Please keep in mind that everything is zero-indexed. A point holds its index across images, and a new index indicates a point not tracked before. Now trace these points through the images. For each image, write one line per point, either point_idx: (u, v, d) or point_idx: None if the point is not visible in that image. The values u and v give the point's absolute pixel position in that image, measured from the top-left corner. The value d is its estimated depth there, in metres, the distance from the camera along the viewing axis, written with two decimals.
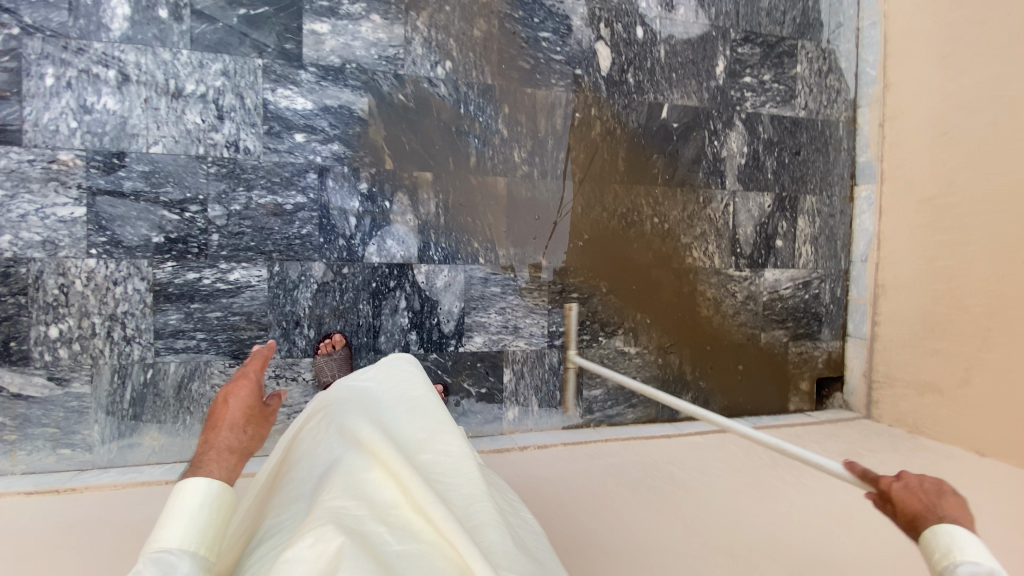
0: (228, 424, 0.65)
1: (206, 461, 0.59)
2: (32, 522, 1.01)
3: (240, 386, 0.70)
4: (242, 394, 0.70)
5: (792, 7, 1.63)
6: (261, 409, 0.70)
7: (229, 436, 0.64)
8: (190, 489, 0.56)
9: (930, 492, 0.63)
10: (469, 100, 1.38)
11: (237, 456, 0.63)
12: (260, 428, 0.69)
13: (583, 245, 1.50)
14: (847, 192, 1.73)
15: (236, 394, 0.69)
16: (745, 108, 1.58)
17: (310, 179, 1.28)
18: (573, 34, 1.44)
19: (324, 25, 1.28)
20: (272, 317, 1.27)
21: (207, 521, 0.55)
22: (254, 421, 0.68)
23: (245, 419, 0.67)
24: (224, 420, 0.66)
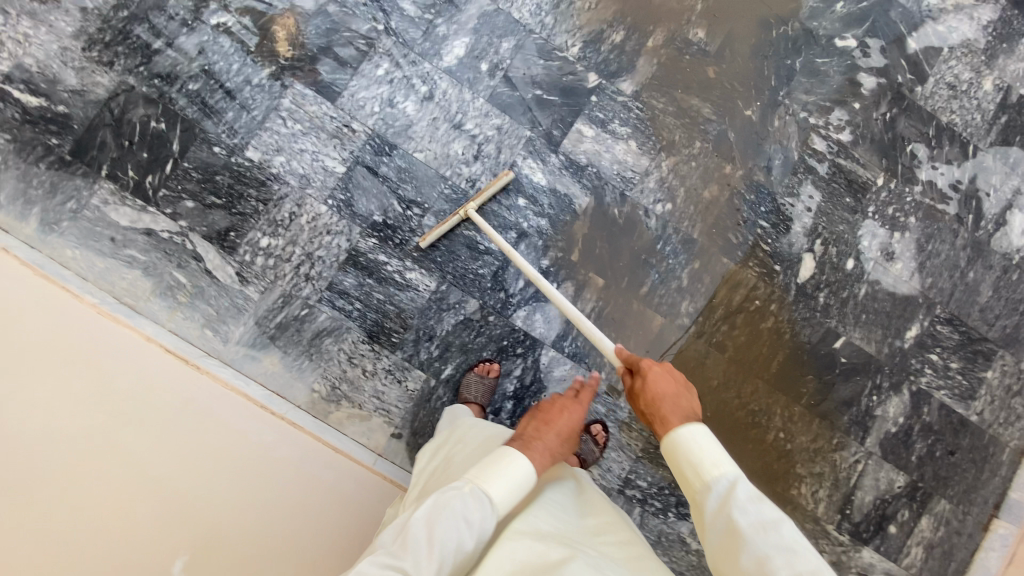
0: (555, 430, 1.00)
1: (534, 447, 0.95)
2: (166, 377, 1.14)
3: (573, 406, 1.06)
4: (571, 416, 1.04)
5: (1008, 315, 1.58)
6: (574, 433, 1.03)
7: (552, 440, 0.98)
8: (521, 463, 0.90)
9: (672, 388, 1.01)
10: (669, 241, 1.49)
11: (546, 456, 0.95)
12: (568, 445, 1.02)
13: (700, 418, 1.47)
14: (983, 520, 1.55)
15: (567, 413, 1.04)
16: (918, 381, 1.53)
17: (509, 236, 1.44)
18: (789, 235, 1.51)
19: (591, 131, 1.47)
20: (416, 322, 1.40)
21: (516, 486, 0.88)
22: (568, 437, 1.01)
23: (566, 434, 1.01)
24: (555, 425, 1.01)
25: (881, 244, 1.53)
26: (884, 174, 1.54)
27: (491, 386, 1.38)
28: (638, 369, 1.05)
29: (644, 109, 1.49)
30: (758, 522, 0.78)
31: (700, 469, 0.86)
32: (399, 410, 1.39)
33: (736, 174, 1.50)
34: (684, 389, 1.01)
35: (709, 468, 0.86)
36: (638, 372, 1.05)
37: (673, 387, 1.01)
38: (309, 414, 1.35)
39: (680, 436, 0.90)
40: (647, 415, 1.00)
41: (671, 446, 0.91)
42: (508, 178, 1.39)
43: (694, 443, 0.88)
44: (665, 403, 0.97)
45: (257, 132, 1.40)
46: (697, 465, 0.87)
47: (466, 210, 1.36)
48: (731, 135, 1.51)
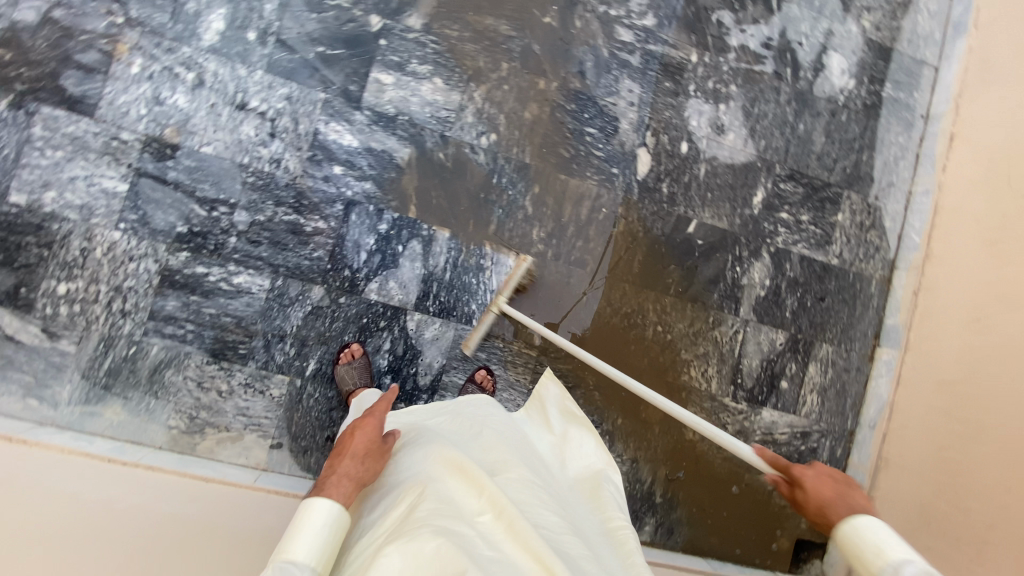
0: (352, 454, 0.87)
1: (328, 485, 0.81)
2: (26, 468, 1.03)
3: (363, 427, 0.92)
4: (365, 433, 0.91)
5: (845, 157, 1.63)
6: (378, 443, 0.91)
7: (350, 465, 0.85)
8: (324, 506, 0.76)
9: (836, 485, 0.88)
10: (503, 172, 1.43)
11: (350, 481, 0.82)
12: (377, 461, 0.88)
13: (583, 336, 1.49)
14: (868, 351, 1.64)
15: (363, 430, 0.92)
16: (775, 242, 1.58)
17: (335, 210, 1.34)
18: (618, 135, 1.50)
19: (390, 77, 1.37)
20: (260, 327, 1.31)
21: (330, 535, 0.75)
22: (371, 454, 0.88)
23: (365, 452, 0.88)
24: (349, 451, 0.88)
25: (709, 120, 1.54)
26: (696, 50, 1.53)
27: (364, 366, 1.31)
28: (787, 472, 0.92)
29: (440, 40, 1.39)
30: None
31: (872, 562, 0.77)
32: (270, 420, 1.31)
33: (552, 87, 1.46)
34: (837, 480, 0.89)
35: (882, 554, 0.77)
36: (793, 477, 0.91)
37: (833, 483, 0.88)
38: (173, 452, 1.26)
39: (853, 532, 0.80)
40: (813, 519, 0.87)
41: (853, 549, 0.80)
42: (528, 264, 1.37)
43: (868, 536, 0.79)
44: (831, 503, 0.86)
45: (13, 172, 1.22)
46: (870, 553, 0.78)
47: (498, 305, 1.38)
48: (536, 47, 1.45)
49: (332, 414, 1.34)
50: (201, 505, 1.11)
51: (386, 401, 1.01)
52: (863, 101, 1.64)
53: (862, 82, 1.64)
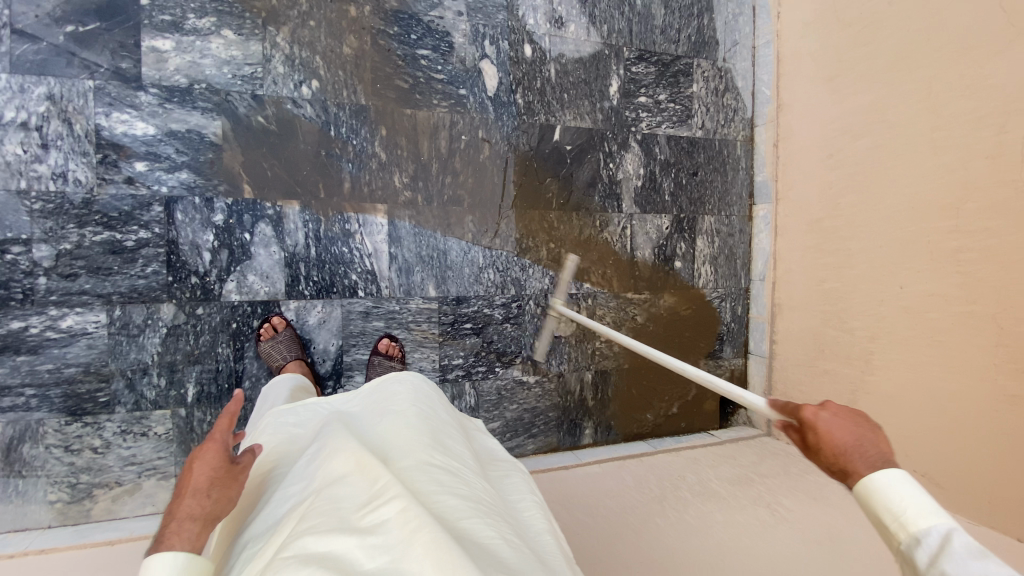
0: (192, 490, 0.65)
1: (168, 536, 0.61)
2: None
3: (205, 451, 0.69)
4: (209, 456, 0.68)
5: (687, 25, 1.60)
6: (229, 469, 0.69)
7: (191, 504, 0.64)
8: (159, 564, 0.58)
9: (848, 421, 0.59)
10: (341, 122, 1.28)
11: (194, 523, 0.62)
12: (229, 488, 0.68)
13: (493, 275, 1.46)
14: (745, 212, 1.73)
15: (201, 460, 0.68)
16: (640, 129, 1.56)
17: (155, 213, 1.15)
18: (455, 52, 1.37)
19: (167, 42, 1.14)
20: (115, 367, 1.15)
21: None
22: (221, 482, 0.67)
23: (211, 482, 0.66)
24: (189, 487, 0.67)
25: (546, 15, 1.44)
26: None
27: (291, 338, 1.23)
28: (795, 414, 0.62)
29: None
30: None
31: (897, 529, 0.51)
32: (165, 458, 1.19)
33: (366, 13, 1.28)
34: (856, 416, 0.59)
35: (905, 522, 0.51)
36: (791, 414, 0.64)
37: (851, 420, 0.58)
38: (66, 526, 1.14)
39: (868, 490, 0.53)
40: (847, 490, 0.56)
41: (871, 515, 0.54)
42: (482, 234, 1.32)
43: (886, 494, 0.52)
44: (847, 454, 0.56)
45: None
46: (891, 520, 0.51)
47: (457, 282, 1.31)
48: None
49: None
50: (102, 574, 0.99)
51: (229, 415, 0.75)
52: None
53: None
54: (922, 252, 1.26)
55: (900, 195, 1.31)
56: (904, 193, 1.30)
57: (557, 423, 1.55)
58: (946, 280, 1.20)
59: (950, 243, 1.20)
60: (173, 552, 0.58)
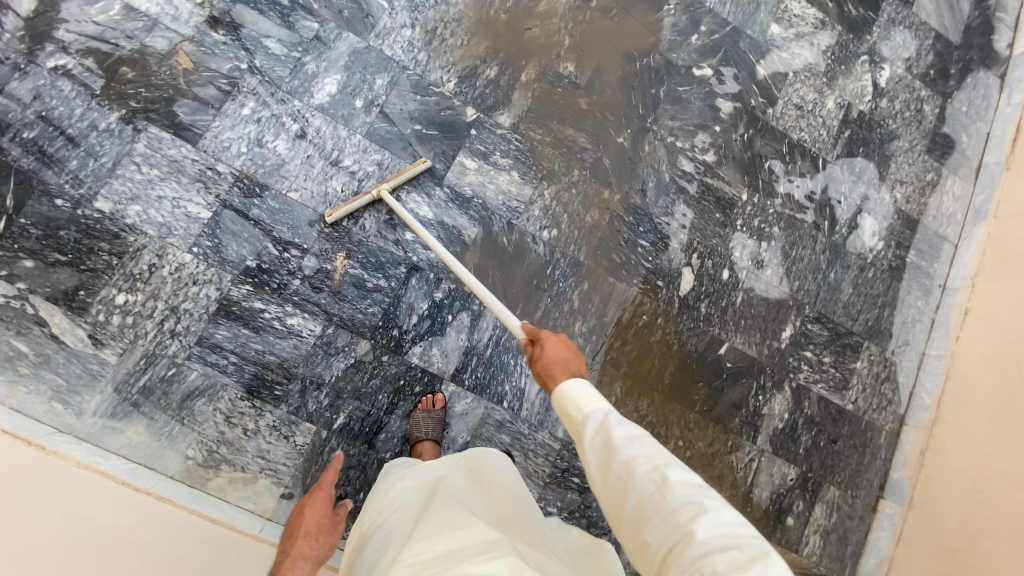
0: (303, 532, 1.07)
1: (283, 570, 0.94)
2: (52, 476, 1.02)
3: (311, 504, 1.15)
4: (313, 511, 1.13)
5: (868, 310, 1.74)
6: (331, 516, 1.14)
7: (302, 548, 1.02)
8: None
9: (560, 343, 0.87)
10: (558, 266, 1.52)
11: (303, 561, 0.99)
12: (331, 532, 1.10)
13: None
14: (871, 501, 1.66)
15: (308, 514, 1.12)
16: (797, 378, 1.65)
17: (399, 272, 1.39)
18: (667, 252, 1.60)
19: (474, 162, 1.48)
20: (301, 371, 1.32)
21: None
22: (322, 529, 1.09)
23: (318, 530, 1.08)
24: (301, 530, 1.07)
25: (750, 254, 1.66)
26: (747, 189, 1.68)
27: (440, 418, 1.35)
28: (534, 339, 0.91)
29: (524, 140, 1.52)
30: (637, 443, 0.68)
31: (577, 411, 0.74)
32: (288, 467, 1.29)
33: (614, 199, 1.57)
34: (571, 347, 0.87)
35: (580, 415, 0.73)
36: (536, 341, 0.91)
37: (561, 341, 0.87)
38: (184, 484, 1.23)
39: (561, 391, 0.76)
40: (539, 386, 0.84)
41: (564, 408, 0.76)
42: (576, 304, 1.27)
43: (576, 393, 0.75)
44: (554, 363, 0.83)
45: (107, 180, 1.28)
46: (573, 409, 0.74)
47: (377, 190, 1.35)
48: (606, 161, 1.58)
49: (349, 472, 1.32)
50: (213, 553, 1.06)
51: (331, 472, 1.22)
52: (888, 262, 1.77)
53: (889, 245, 1.78)
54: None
55: None
56: None
57: None
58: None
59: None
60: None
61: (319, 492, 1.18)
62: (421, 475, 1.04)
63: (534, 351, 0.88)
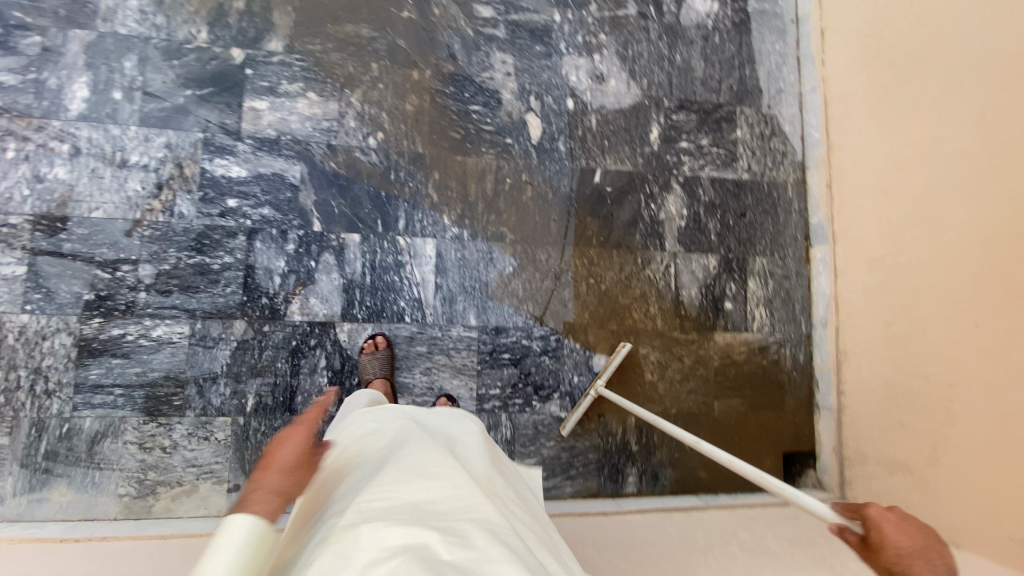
0: (277, 466, 0.66)
1: (252, 501, 0.62)
2: None
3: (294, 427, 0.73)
4: (295, 441, 0.70)
5: (728, 76, 1.66)
6: (310, 456, 0.70)
7: (276, 480, 0.64)
8: (237, 524, 0.59)
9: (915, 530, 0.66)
10: (399, 167, 1.45)
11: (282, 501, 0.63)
12: (308, 475, 0.68)
13: (532, 306, 1.50)
14: (802, 254, 1.65)
15: (289, 441, 0.70)
16: (682, 172, 1.61)
17: (239, 241, 1.34)
18: (503, 107, 1.52)
19: (263, 102, 1.38)
20: (190, 374, 1.29)
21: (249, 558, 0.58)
22: (303, 465, 0.68)
23: (297, 463, 0.67)
24: (274, 463, 0.67)
25: (587, 72, 1.58)
26: (558, 10, 1.57)
27: (387, 356, 1.35)
28: (859, 513, 0.70)
29: (305, 57, 1.42)
30: None
31: None
32: (222, 464, 1.29)
33: (426, 76, 1.48)
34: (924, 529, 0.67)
35: None
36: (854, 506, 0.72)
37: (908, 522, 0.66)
38: (129, 520, 1.24)
39: None
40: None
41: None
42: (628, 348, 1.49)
43: None
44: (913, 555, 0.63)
45: None
46: None
47: (595, 388, 1.44)
48: (401, 43, 1.47)
49: None
50: (155, 561, 1.06)
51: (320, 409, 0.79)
52: (730, 20, 1.68)
53: (725, 2, 1.68)
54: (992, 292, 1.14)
55: (968, 253, 1.20)
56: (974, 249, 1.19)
57: (597, 466, 1.49)
58: (1008, 316, 1.11)
59: (1003, 276, 1.12)
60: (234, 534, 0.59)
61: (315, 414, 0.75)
62: (385, 410, 0.88)
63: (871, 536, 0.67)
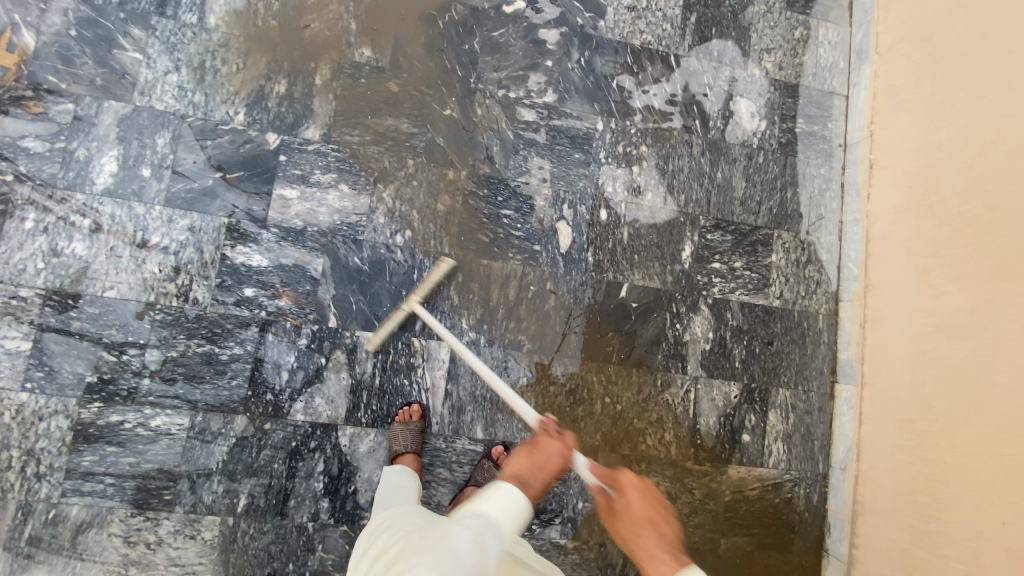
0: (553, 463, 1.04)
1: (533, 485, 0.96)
2: None
3: (551, 438, 1.08)
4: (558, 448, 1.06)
5: (769, 197, 1.62)
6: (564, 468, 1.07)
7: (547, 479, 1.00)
8: (506, 491, 0.89)
9: (650, 497, 1.12)
10: (424, 267, 1.40)
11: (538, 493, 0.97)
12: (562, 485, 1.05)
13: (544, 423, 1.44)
14: (826, 389, 1.59)
15: (557, 444, 1.06)
16: (711, 294, 1.56)
17: (250, 333, 1.31)
18: (535, 213, 1.48)
19: (294, 191, 1.36)
20: (184, 469, 1.26)
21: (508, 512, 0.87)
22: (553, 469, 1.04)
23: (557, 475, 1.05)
24: (552, 461, 1.04)
25: (624, 184, 1.54)
26: (602, 117, 1.54)
27: (420, 429, 1.32)
28: (613, 480, 1.15)
29: (341, 148, 1.39)
30: None
31: None
32: (205, 565, 1.24)
33: (461, 176, 1.44)
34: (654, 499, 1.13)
35: None
36: (615, 486, 1.13)
37: (643, 502, 1.10)
38: None
39: None
40: (625, 537, 1.06)
41: None
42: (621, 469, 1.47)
43: None
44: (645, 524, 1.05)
45: None
46: None
47: (408, 304, 1.32)
48: (440, 140, 1.44)
49: (271, 548, 1.27)
50: None
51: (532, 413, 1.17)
52: (777, 140, 1.64)
53: (773, 122, 1.64)
54: None
55: (1003, 443, 1.15)
56: (1010, 440, 1.14)
57: None
58: None
59: None
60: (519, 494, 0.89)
61: (554, 434, 1.09)
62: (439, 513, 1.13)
63: (620, 501, 1.11)
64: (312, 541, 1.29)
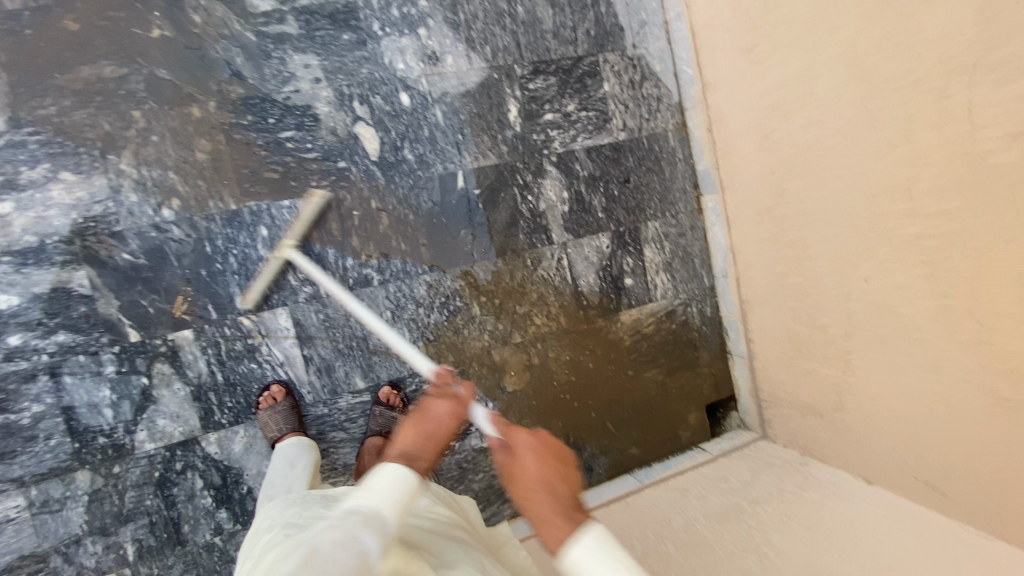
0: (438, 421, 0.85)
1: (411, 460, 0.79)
2: None
3: (439, 397, 0.90)
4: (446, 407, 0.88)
5: (581, 18, 1.42)
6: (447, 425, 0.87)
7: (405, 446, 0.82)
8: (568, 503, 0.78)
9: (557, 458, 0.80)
10: (214, 234, 1.17)
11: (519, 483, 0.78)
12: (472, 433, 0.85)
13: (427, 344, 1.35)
14: (693, 206, 1.56)
15: (431, 408, 0.87)
16: (553, 150, 1.42)
17: (42, 383, 1.10)
18: (323, 124, 1.24)
19: (5, 204, 1.07)
20: (48, 545, 1.11)
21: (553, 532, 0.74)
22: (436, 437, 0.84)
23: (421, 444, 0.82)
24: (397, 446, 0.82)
25: (416, 55, 1.29)
26: None
27: (290, 406, 1.19)
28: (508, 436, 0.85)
29: (39, 127, 1.08)
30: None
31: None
32: None
33: (211, 111, 1.16)
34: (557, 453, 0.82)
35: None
36: (509, 448, 0.83)
37: (540, 464, 0.78)
38: None
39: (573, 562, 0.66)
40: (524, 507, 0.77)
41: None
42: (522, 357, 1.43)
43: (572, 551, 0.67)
44: (534, 489, 0.76)
45: None
46: None
47: (280, 251, 1.18)
48: (163, 74, 1.14)
49: None
50: None
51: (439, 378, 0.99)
52: None
53: None
54: (876, 241, 1.10)
55: (848, 201, 1.14)
56: (853, 196, 1.12)
57: None
58: (894, 270, 1.08)
59: (883, 226, 1.07)
60: (405, 469, 0.76)
61: (444, 391, 0.91)
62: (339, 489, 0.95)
63: (513, 467, 0.81)
64: (227, 552, 1.20)
